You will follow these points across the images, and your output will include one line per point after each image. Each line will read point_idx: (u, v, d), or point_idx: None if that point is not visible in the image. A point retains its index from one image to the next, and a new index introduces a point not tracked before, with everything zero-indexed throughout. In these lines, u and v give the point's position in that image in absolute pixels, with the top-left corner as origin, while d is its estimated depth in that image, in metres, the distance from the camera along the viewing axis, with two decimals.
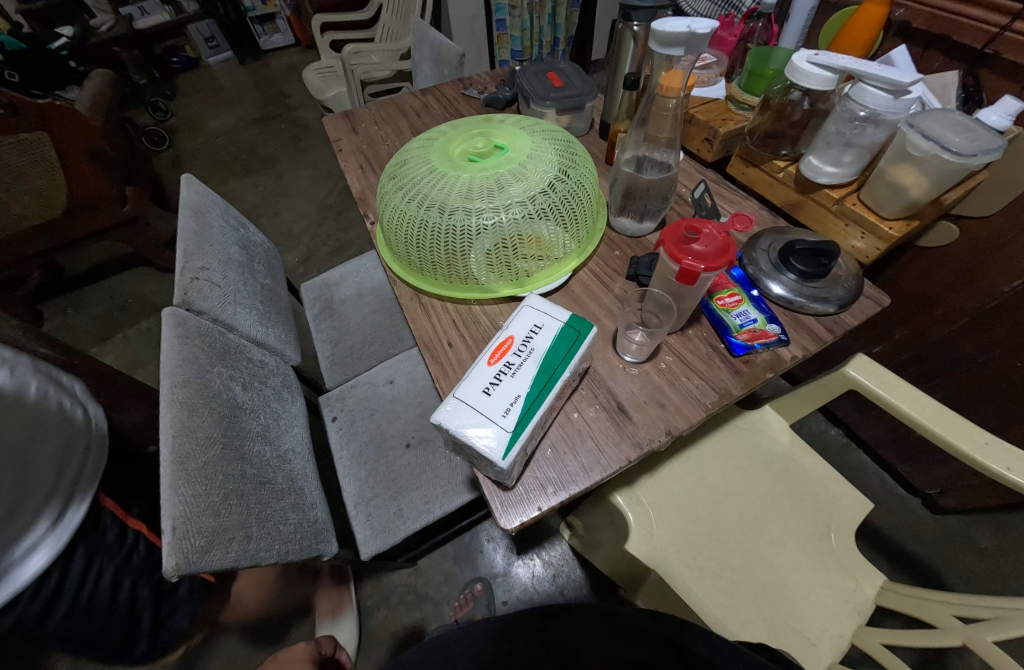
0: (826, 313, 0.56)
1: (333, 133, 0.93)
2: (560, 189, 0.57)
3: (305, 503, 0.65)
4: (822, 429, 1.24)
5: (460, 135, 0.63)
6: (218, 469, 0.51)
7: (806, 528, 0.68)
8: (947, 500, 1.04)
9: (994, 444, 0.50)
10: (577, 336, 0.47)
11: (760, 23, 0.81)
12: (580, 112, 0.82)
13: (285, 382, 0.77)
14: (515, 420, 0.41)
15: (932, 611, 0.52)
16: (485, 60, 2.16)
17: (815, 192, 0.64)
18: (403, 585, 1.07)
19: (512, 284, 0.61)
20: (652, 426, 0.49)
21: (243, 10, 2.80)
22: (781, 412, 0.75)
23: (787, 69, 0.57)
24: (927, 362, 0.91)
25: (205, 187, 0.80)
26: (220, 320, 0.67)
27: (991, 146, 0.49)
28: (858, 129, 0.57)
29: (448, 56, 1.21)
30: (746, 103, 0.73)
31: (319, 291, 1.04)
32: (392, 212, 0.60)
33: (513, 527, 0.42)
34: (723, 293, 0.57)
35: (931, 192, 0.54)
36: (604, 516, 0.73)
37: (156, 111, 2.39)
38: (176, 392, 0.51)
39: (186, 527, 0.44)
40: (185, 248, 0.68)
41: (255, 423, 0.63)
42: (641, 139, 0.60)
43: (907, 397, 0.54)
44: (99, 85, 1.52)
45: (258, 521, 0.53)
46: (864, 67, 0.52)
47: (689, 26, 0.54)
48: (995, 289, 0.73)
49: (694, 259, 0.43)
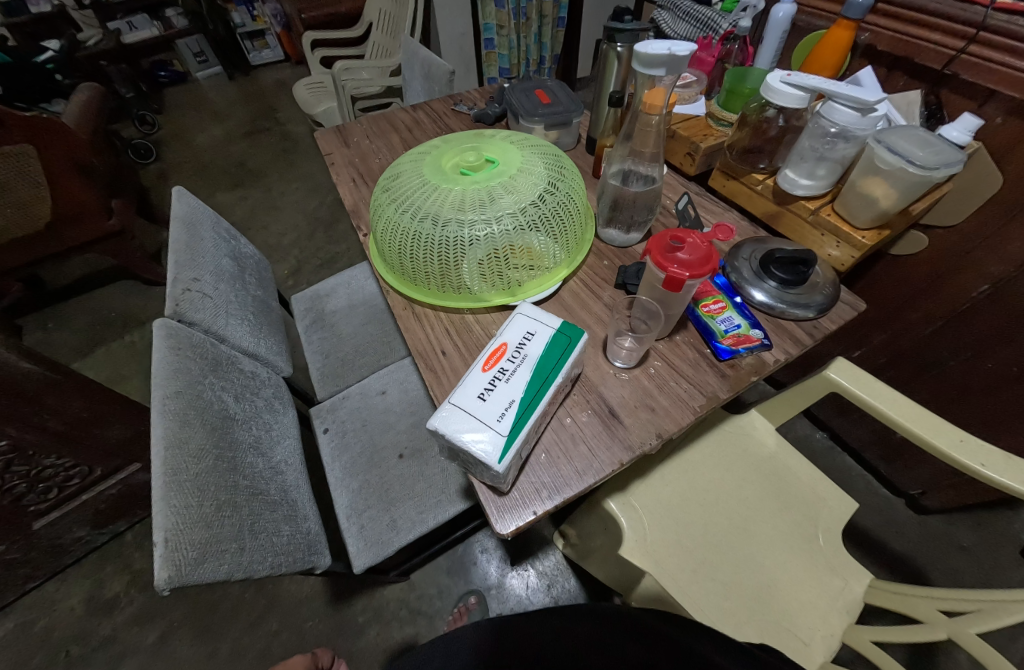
0: (807, 318, 0.59)
1: (324, 147, 0.95)
2: (550, 201, 0.59)
3: (298, 515, 0.64)
4: (807, 432, 1.28)
5: (452, 149, 0.64)
6: (211, 480, 0.51)
7: (796, 528, 0.69)
8: (929, 500, 1.06)
9: (969, 441, 0.52)
10: (569, 341, 0.48)
11: (736, 45, 0.86)
12: (567, 128, 0.85)
13: (277, 393, 0.77)
14: (511, 424, 0.41)
15: (920, 607, 0.54)
16: (473, 77, 2.22)
17: (791, 203, 0.67)
18: (396, 600, 1.05)
19: (504, 293, 0.62)
20: (643, 429, 0.50)
21: (232, 26, 2.85)
22: (767, 416, 0.77)
23: (762, 88, 0.60)
24: (902, 365, 0.95)
25: (197, 200, 0.80)
26: (211, 331, 0.67)
27: (952, 159, 0.52)
28: (830, 144, 0.61)
29: (438, 73, 1.24)
30: (725, 120, 0.76)
31: (310, 302, 1.04)
32: (386, 224, 0.61)
33: (508, 531, 0.42)
34: (707, 301, 0.59)
35: (900, 202, 0.57)
36: (597, 523, 0.73)
37: (143, 124, 2.39)
38: (168, 403, 0.51)
39: (179, 538, 0.43)
40: (177, 260, 0.68)
41: (248, 434, 0.63)
42: (627, 154, 0.63)
43: (884, 396, 0.56)
44: (86, 100, 1.51)
45: (251, 533, 0.53)
46: (833, 87, 0.55)
47: (670, 48, 0.56)
48: (965, 294, 0.77)
49: (679, 266, 0.45)
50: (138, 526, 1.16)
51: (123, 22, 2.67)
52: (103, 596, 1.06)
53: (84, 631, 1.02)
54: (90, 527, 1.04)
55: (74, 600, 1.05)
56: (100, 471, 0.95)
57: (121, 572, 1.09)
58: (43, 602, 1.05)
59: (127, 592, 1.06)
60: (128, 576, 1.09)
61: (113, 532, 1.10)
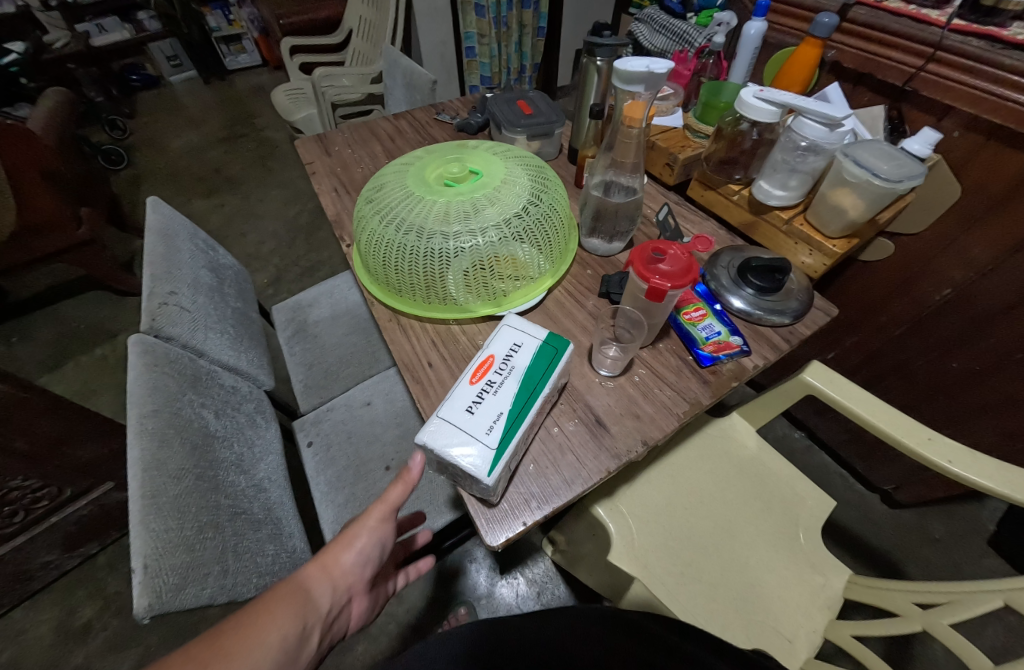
0: (783, 323, 0.61)
1: (305, 156, 0.94)
2: (534, 212, 0.60)
3: (283, 533, 0.63)
4: (786, 432, 1.31)
5: (435, 160, 0.65)
6: (192, 501, 0.49)
7: (777, 528, 0.71)
8: (902, 495, 1.10)
9: (937, 439, 0.55)
10: (555, 352, 0.48)
11: (711, 59, 0.88)
12: (550, 138, 0.86)
13: (259, 407, 0.75)
14: (499, 437, 0.42)
15: (895, 600, 0.56)
16: (455, 85, 2.23)
17: (766, 212, 0.69)
18: (384, 615, 1.03)
19: (490, 303, 0.62)
20: (629, 437, 0.51)
21: (208, 30, 2.81)
22: (747, 418, 0.79)
23: (737, 102, 0.62)
24: (874, 366, 0.98)
25: (173, 210, 0.78)
26: (189, 346, 0.65)
27: (914, 172, 0.55)
28: (801, 157, 0.63)
29: (420, 82, 1.24)
30: (702, 132, 0.78)
31: (292, 313, 1.02)
32: (369, 236, 0.61)
33: (498, 544, 0.42)
34: (689, 308, 0.61)
35: (867, 213, 0.60)
36: (585, 528, 0.74)
37: (114, 130, 2.32)
38: (145, 422, 0.50)
39: (159, 564, 0.42)
40: (152, 273, 0.66)
41: (229, 452, 0.61)
42: (608, 165, 0.64)
43: (857, 398, 0.59)
44: (53, 106, 1.46)
45: (234, 554, 0.51)
46: (804, 103, 0.58)
47: (648, 65, 0.58)
48: (929, 298, 0.81)
49: (661, 277, 0.46)
50: (112, 547, 1.12)
51: (93, 25, 2.61)
52: (74, 623, 1.01)
53: (53, 661, 0.97)
54: (60, 550, 0.99)
55: (42, 628, 1.00)
56: (70, 492, 0.91)
57: (93, 596, 1.05)
58: (8, 632, 1.00)
59: (101, 618, 1.02)
60: (101, 601, 1.04)
61: (84, 555, 1.06)
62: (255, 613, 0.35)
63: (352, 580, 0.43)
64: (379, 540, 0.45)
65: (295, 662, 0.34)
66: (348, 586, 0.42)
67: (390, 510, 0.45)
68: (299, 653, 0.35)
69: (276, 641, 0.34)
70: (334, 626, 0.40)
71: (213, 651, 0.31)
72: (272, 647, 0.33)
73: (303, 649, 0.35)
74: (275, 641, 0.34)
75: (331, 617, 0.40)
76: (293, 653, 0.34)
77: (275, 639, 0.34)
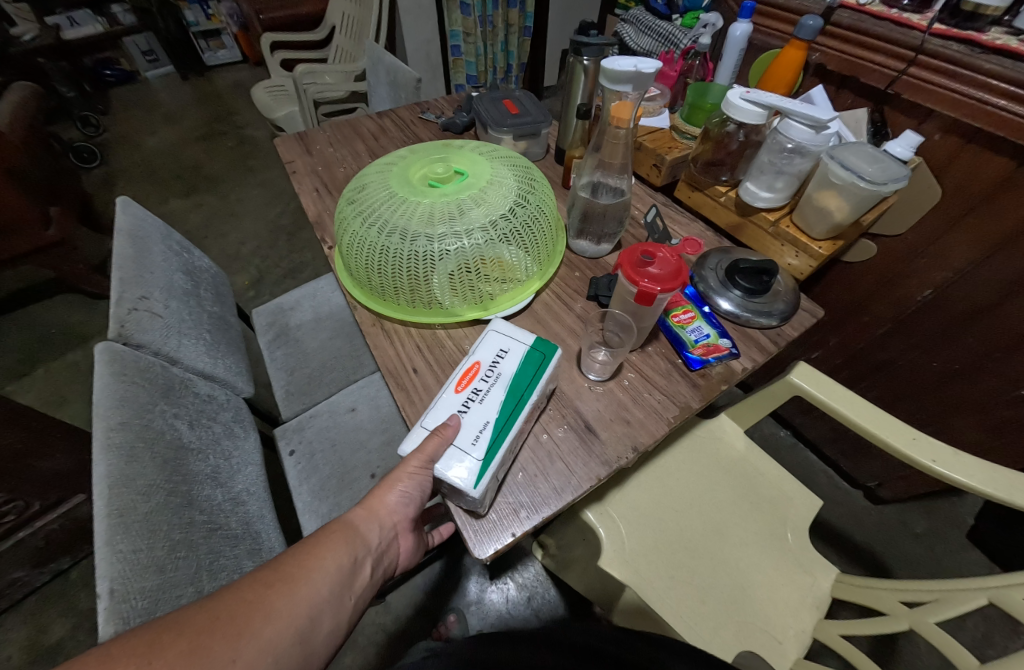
0: (771, 325, 0.61)
1: (286, 155, 0.91)
2: (521, 214, 0.59)
3: (262, 548, 0.60)
4: (772, 431, 1.33)
5: (419, 160, 0.63)
6: (163, 519, 0.47)
7: (766, 528, 0.71)
8: (884, 491, 1.12)
9: (921, 439, 0.55)
10: (543, 358, 0.47)
11: (697, 61, 0.88)
12: (536, 138, 0.85)
13: (237, 416, 0.72)
14: (485, 448, 0.40)
15: (881, 599, 0.57)
16: (440, 84, 2.21)
17: (753, 214, 0.69)
18: (372, 625, 1.01)
19: (477, 307, 0.61)
20: (619, 443, 0.50)
21: (185, 25, 2.73)
22: (735, 419, 0.79)
23: (723, 104, 0.62)
24: (857, 365, 1.00)
25: (144, 211, 0.75)
26: (162, 354, 0.63)
27: (898, 175, 0.56)
28: (787, 159, 0.63)
29: (404, 80, 1.22)
30: (689, 133, 0.78)
31: (273, 316, 0.99)
32: (351, 237, 0.59)
33: (486, 556, 0.41)
34: (678, 311, 0.60)
35: (852, 215, 0.60)
36: (576, 533, 0.73)
37: (87, 126, 2.24)
38: (112, 437, 0.47)
39: (127, 588, 0.39)
40: (121, 278, 0.63)
41: (204, 465, 0.58)
42: (596, 165, 0.63)
43: (843, 399, 0.59)
44: (19, 101, 1.40)
45: (210, 574, 0.49)
46: (789, 106, 0.58)
47: (636, 65, 0.57)
48: (910, 298, 0.82)
49: (651, 280, 0.45)
50: (85, 562, 1.07)
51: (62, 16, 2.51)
52: (45, 642, 0.96)
53: None
54: (28, 567, 0.94)
55: (9, 649, 0.95)
56: (39, 505, 0.87)
57: (64, 614, 1.00)
58: None
59: (73, 636, 0.97)
60: (73, 618, 0.99)
61: (55, 571, 1.01)
62: (312, 545, 0.38)
63: (398, 517, 0.43)
64: (420, 485, 0.42)
65: (350, 588, 0.37)
66: (395, 523, 0.43)
67: (428, 460, 0.40)
68: (354, 580, 0.38)
69: (332, 569, 0.37)
70: (385, 557, 0.42)
71: (278, 577, 0.34)
72: (328, 575, 0.36)
73: (356, 578, 0.38)
74: (331, 569, 0.37)
75: (380, 551, 0.42)
76: (347, 580, 0.38)
77: (331, 567, 0.37)
